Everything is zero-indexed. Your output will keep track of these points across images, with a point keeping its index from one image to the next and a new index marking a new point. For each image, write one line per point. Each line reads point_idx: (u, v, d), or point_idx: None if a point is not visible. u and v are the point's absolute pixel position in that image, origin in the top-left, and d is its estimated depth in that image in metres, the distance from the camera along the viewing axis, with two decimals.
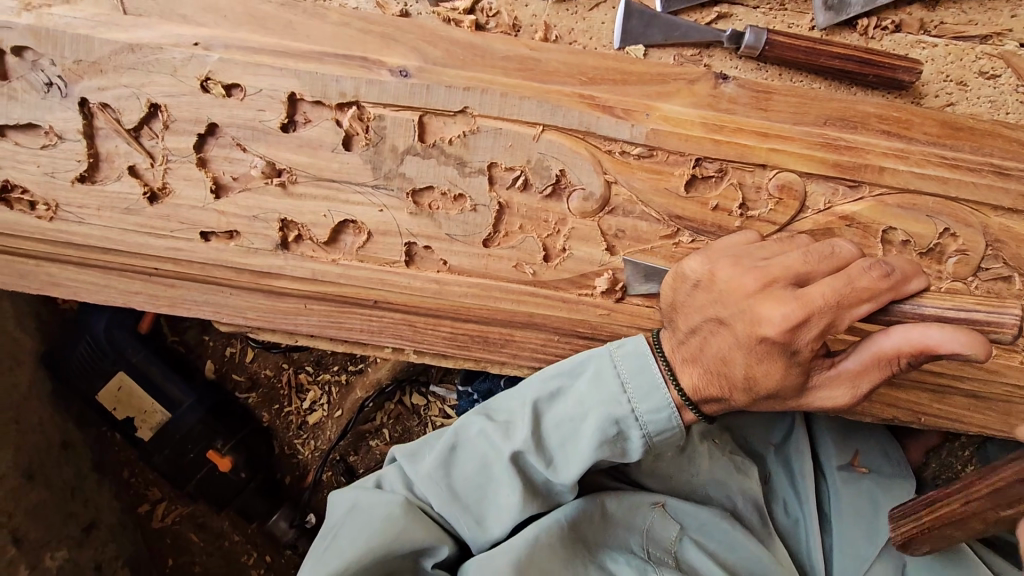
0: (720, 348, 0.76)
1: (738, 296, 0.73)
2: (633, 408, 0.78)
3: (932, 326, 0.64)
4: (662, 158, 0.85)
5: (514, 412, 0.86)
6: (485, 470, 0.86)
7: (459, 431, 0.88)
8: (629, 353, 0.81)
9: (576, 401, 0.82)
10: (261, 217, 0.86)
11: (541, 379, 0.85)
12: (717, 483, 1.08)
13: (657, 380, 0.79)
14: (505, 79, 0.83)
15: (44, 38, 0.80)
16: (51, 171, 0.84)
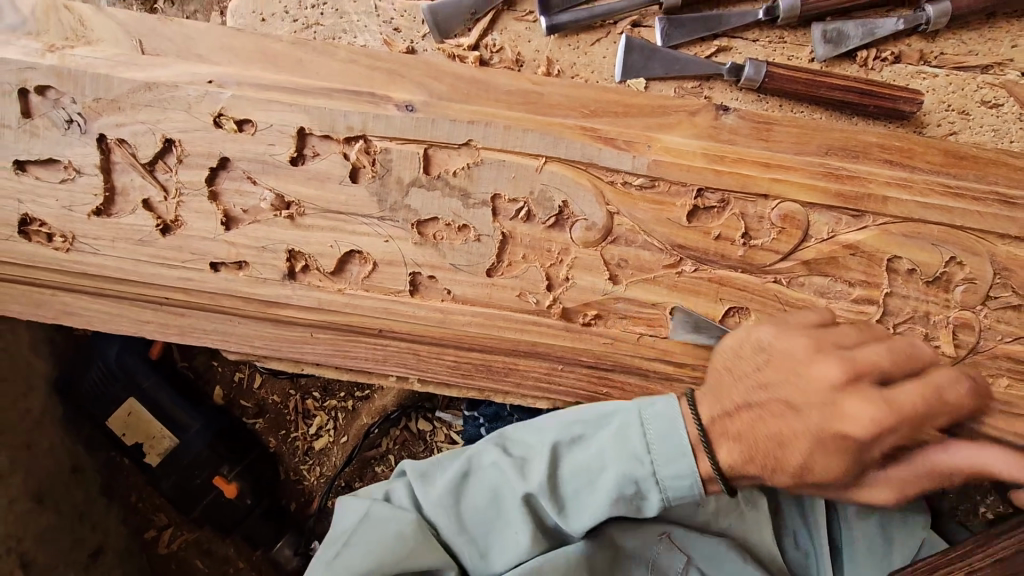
0: (774, 423, 0.75)
1: (793, 368, 0.75)
2: (654, 470, 0.76)
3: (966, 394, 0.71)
4: (663, 189, 0.86)
5: (533, 449, 0.84)
6: (497, 505, 0.84)
7: (475, 460, 0.86)
8: (661, 410, 0.78)
9: (597, 451, 0.80)
10: (269, 248, 0.87)
11: (565, 421, 0.83)
12: (725, 515, 1.05)
13: (685, 443, 0.76)
14: (508, 113, 0.85)
15: (67, 78, 0.83)
16: (69, 205, 0.87)
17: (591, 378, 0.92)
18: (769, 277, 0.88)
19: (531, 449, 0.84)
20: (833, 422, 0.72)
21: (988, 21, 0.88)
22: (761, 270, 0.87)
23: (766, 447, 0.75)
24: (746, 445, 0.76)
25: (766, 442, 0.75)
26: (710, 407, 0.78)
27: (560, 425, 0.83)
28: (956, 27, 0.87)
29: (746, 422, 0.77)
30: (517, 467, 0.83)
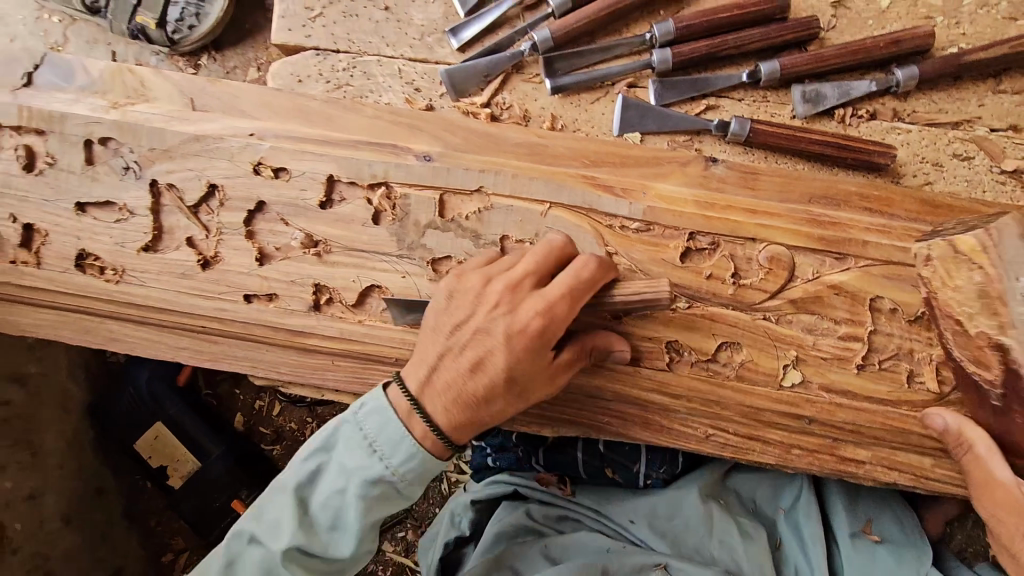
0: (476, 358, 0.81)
1: (487, 306, 0.81)
2: (387, 466, 0.84)
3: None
4: (658, 232, 0.93)
5: (315, 455, 0.87)
6: (341, 513, 0.86)
7: (305, 478, 0.87)
8: (372, 409, 0.85)
9: (339, 472, 0.86)
10: (298, 282, 0.96)
11: (346, 425, 0.86)
12: (721, 546, 1.14)
13: (403, 430, 0.83)
14: (516, 163, 0.94)
15: (128, 131, 0.94)
16: (121, 242, 0.97)
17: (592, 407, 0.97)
18: (759, 315, 0.94)
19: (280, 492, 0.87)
20: (524, 361, 0.80)
21: (956, 83, 0.96)
22: (751, 307, 0.93)
23: (477, 389, 0.81)
24: (471, 388, 0.81)
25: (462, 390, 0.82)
26: (415, 371, 0.84)
27: (295, 465, 0.87)
28: (926, 88, 0.96)
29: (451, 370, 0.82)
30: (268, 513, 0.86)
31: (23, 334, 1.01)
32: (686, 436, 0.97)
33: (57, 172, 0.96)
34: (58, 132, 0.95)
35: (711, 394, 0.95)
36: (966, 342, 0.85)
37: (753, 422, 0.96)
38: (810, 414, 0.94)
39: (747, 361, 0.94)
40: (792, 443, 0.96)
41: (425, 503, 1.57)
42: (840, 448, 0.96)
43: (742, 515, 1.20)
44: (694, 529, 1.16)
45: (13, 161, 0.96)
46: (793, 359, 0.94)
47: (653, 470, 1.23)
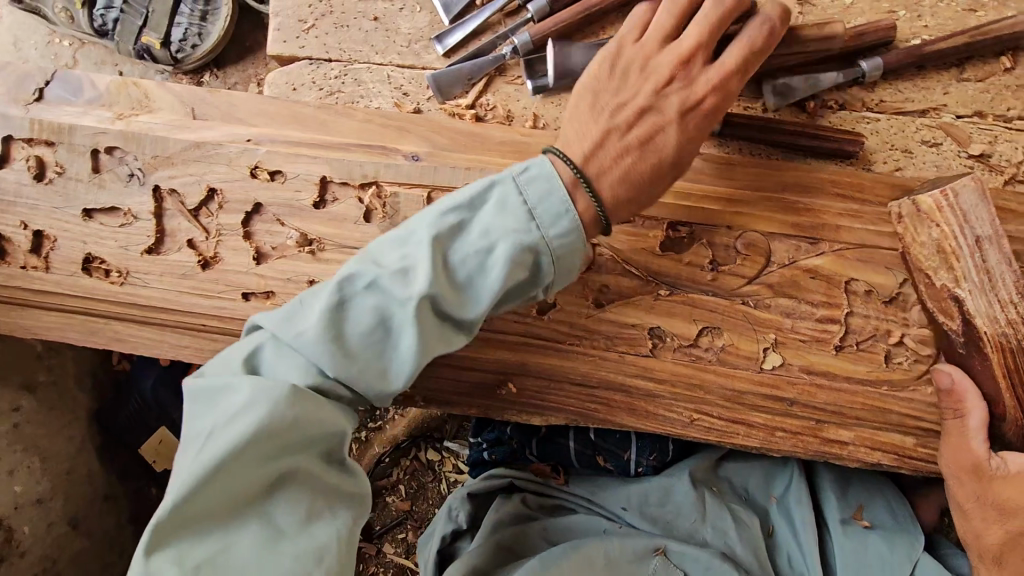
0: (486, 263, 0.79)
1: (659, 78, 0.87)
2: (542, 234, 0.79)
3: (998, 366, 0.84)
4: (637, 223, 0.97)
5: (408, 252, 0.78)
6: (382, 321, 0.77)
7: (344, 283, 0.77)
8: (537, 174, 0.81)
9: (481, 234, 0.78)
10: (293, 279, 1.00)
11: (438, 211, 0.79)
12: (713, 531, 1.16)
13: (563, 203, 0.80)
14: (500, 160, 0.98)
15: (132, 140, 1.00)
16: (126, 245, 1.01)
17: (579, 395, 0.99)
18: (738, 300, 0.97)
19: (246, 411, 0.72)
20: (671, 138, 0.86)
21: (920, 73, 1.00)
22: (730, 293, 0.96)
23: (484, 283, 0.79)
24: (641, 164, 0.85)
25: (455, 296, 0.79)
26: (580, 146, 0.85)
27: (399, 296, 0.76)
28: (892, 78, 1.00)
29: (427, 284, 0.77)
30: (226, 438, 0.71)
31: (31, 337, 1.05)
32: (672, 421, 0.98)
33: (66, 180, 1.01)
34: (67, 143, 1.01)
35: (695, 378, 0.97)
36: (932, 293, 0.90)
37: (737, 406, 0.98)
38: (792, 396, 0.96)
39: (728, 345, 0.97)
40: (775, 427, 0.98)
41: (424, 504, 1.58)
42: (824, 430, 0.97)
43: (734, 502, 1.22)
44: (687, 513, 1.19)
45: (24, 171, 1.01)
46: (771, 343, 0.96)
47: (642, 458, 1.24)
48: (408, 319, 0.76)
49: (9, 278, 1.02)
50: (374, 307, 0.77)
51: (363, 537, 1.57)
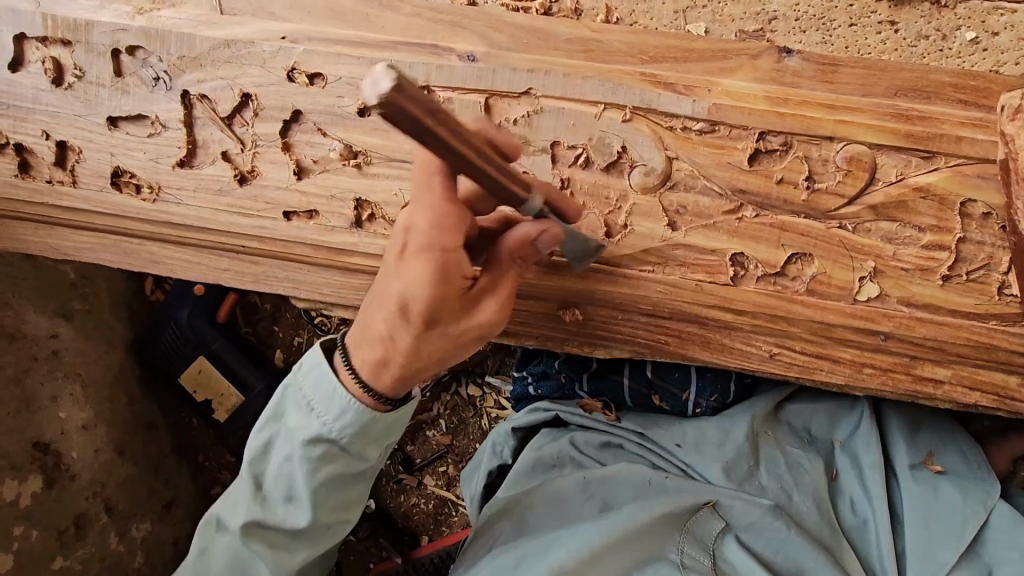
0: (372, 290, 0.76)
1: None
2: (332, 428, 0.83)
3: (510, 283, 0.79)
4: (723, 133, 0.85)
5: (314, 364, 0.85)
6: (334, 403, 0.82)
7: (314, 386, 0.84)
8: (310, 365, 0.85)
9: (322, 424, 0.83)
10: (337, 197, 0.92)
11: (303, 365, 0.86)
12: (769, 477, 1.10)
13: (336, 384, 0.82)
14: (567, 60, 0.86)
15: (154, 37, 0.89)
16: (155, 157, 0.93)
17: (647, 326, 0.92)
18: (834, 224, 0.86)
19: (336, 406, 0.82)
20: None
21: None
22: (825, 215, 0.86)
23: (378, 328, 0.76)
24: None
25: (370, 334, 0.78)
26: None
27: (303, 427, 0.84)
28: None
29: (362, 307, 0.79)
30: (316, 421, 0.84)
31: (65, 257, 0.99)
32: (750, 354, 0.91)
33: (87, 84, 0.91)
34: (86, 42, 0.90)
35: (779, 310, 0.88)
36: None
37: (823, 340, 0.90)
38: (888, 329, 0.88)
39: (819, 274, 0.87)
40: (864, 362, 0.90)
41: (465, 439, 1.57)
42: (917, 367, 0.89)
43: (795, 446, 1.15)
44: (746, 456, 1.10)
45: (41, 74, 0.91)
46: (870, 271, 0.86)
47: (703, 398, 1.17)
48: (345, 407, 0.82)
49: (36, 194, 0.95)
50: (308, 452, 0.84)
51: (404, 468, 1.59)
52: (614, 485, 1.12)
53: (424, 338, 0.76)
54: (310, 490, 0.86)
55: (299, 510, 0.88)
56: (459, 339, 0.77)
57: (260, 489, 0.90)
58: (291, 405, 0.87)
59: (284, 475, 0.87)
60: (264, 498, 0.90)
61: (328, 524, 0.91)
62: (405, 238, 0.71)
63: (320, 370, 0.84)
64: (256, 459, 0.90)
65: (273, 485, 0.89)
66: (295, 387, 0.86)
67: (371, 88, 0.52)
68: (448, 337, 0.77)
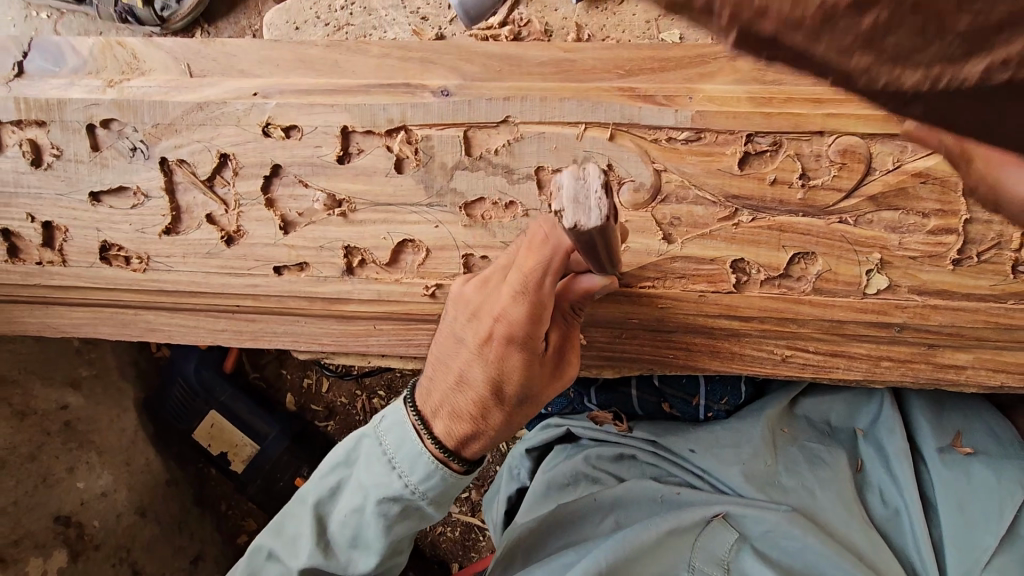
0: (458, 375, 0.85)
1: None
2: (407, 489, 0.92)
3: (572, 357, 0.87)
4: (710, 140, 0.83)
5: (394, 428, 0.94)
6: (408, 470, 0.92)
7: (390, 449, 0.93)
8: (391, 423, 0.94)
9: (400, 490, 0.93)
10: (326, 247, 0.90)
11: (384, 425, 0.95)
12: (789, 476, 1.09)
13: (415, 450, 0.91)
14: (543, 84, 0.85)
15: (127, 108, 0.88)
16: (141, 227, 0.92)
17: (653, 341, 0.91)
18: (834, 218, 0.83)
19: (415, 470, 0.91)
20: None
21: None
22: (824, 211, 0.83)
23: (470, 407, 0.86)
24: None
25: (456, 410, 0.88)
26: None
27: (382, 487, 0.93)
28: None
29: (445, 386, 0.88)
30: (393, 482, 0.93)
31: (64, 334, 0.99)
32: (761, 360, 0.90)
33: (66, 162, 0.91)
34: (59, 121, 0.90)
35: (787, 312, 0.86)
36: None
37: (835, 337, 0.87)
38: (901, 320, 0.85)
39: (824, 271, 0.84)
40: (881, 355, 0.88)
41: (486, 463, 1.56)
42: (936, 354, 0.87)
43: (814, 440, 1.14)
44: (761, 456, 1.10)
45: (20, 157, 0.91)
46: (876, 263, 0.84)
47: (714, 402, 1.16)
48: (418, 475, 0.91)
49: (27, 276, 0.95)
50: (385, 511, 0.95)
51: None
52: (629, 504, 1.12)
53: (514, 411, 0.85)
54: (380, 541, 0.98)
55: (363, 553, 1.00)
56: (543, 400, 0.87)
57: (324, 530, 1.01)
58: (366, 460, 0.96)
59: (353, 524, 0.98)
60: (328, 538, 1.01)
61: (388, 562, 1.04)
62: (493, 329, 0.80)
63: (401, 431, 0.93)
64: (329, 500, 1.02)
65: (338, 530, 1.00)
66: (376, 440, 0.95)
67: (577, 222, 0.51)
68: (532, 406, 0.86)
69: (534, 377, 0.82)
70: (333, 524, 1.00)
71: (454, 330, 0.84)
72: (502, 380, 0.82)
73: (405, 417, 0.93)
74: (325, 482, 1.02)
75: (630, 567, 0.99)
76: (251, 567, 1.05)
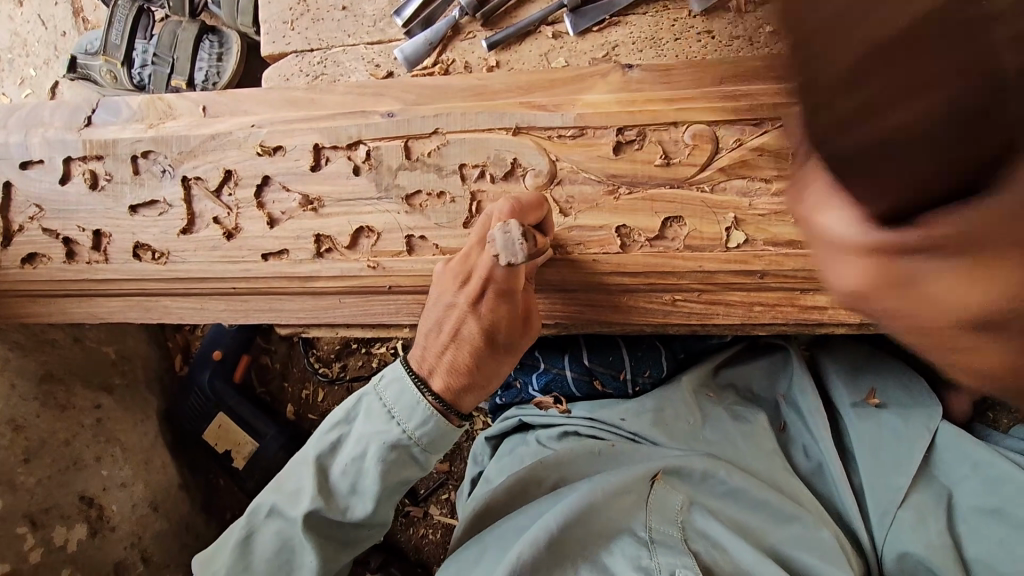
0: (451, 333, 1.02)
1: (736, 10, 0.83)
2: (407, 434, 1.03)
3: (533, 318, 1.05)
4: (591, 134, 1.07)
5: (394, 383, 1.06)
6: (411, 415, 1.03)
7: (391, 399, 1.05)
8: (392, 381, 1.06)
9: (403, 435, 1.03)
10: (302, 236, 1.15)
11: (386, 382, 1.06)
12: (713, 433, 1.20)
13: (417, 399, 1.03)
14: (462, 104, 1.11)
15: (162, 142, 1.19)
16: (165, 230, 1.20)
17: (561, 299, 1.10)
18: (695, 188, 1.04)
19: (416, 416, 1.03)
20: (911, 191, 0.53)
21: None
22: (687, 182, 1.04)
23: (465, 358, 1.02)
24: None
25: (456, 364, 1.03)
26: None
27: (386, 432, 1.03)
28: None
29: (438, 343, 1.04)
30: (396, 428, 1.03)
31: (101, 320, 1.25)
32: (654, 311, 1.07)
33: (114, 184, 1.21)
34: (113, 154, 1.21)
35: (666, 266, 1.04)
36: None
37: (711, 286, 1.04)
38: (762, 268, 1.01)
39: (691, 231, 1.03)
40: (753, 300, 1.04)
41: (462, 465, 1.68)
42: (801, 297, 1.02)
43: (737, 404, 1.27)
44: (684, 416, 1.21)
45: (83, 183, 1.22)
46: (732, 221, 1.02)
47: (639, 375, 1.30)
48: (422, 420, 1.03)
49: (79, 272, 1.23)
50: (387, 457, 1.04)
51: (410, 501, 1.69)
52: (570, 462, 1.18)
53: (500, 360, 1.04)
54: (378, 488, 1.05)
55: (360, 503, 1.06)
56: (519, 349, 1.05)
57: (323, 482, 1.07)
58: (368, 412, 1.06)
59: (354, 470, 1.06)
60: (327, 489, 1.06)
61: (378, 516, 1.10)
62: (483, 287, 0.98)
63: (401, 385, 1.04)
64: (330, 454, 1.08)
65: (340, 478, 1.06)
66: (377, 396, 1.06)
67: None
68: (510, 353, 1.04)
69: (507, 329, 1.01)
70: (335, 472, 1.07)
71: (449, 293, 1.01)
72: (490, 330, 1.00)
73: (406, 376, 1.05)
74: (326, 438, 1.09)
75: (578, 533, 0.99)
76: (251, 525, 1.08)
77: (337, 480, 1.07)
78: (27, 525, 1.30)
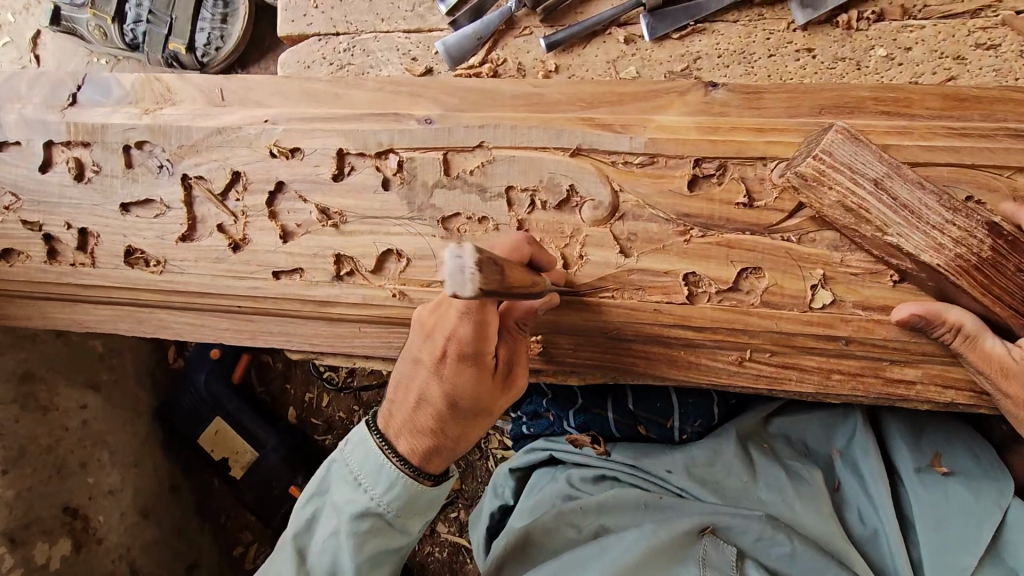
0: (416, 394, 0.87)
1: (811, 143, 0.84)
2: (379, 500, 0.91)
3: (520, 374, 0.89)
4: (662, 163, 0.91)
5: (358, 444, 0.93)
6: (380, 478, 0.90)
7: (357, 463, 0.92)
8: (356, 442, 0.93)
9: (374, 500, 0.91)
10: (320, 254, 1.01)
11: (351, 443, 0.94)
12: (768, 490, 1.09)
13: (382, 460, 0.90)
14: (513, 114, 0.94)
15: (158, 132, 1.02)
16: (162, 234, 1.05)
17: (613, 348, 0.97)
18: (778, 236, 0.90)
19: (384, 480, 0.90)
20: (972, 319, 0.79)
21: None
22: (769, 229, 0.90)
23: (429, 421, 0.87)
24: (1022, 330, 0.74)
25: (418, 427, 0.89)
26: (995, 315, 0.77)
27: (357, 500, 0.91)
28: None
29: (404, 403, 0.90)
30: (367, 495, 0.91)
31: (87, 329, 1.11)
32: (717, 371, 0.95)
33: (103, 177, 1.05)
34: (101, 142, 1.04)
35: (738, 323, 0.91)
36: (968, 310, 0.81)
37: (786, 349, 0.92)
38: (847, 334, 0.89)
39: (771, 285, 0.91)
40: (831, 368, 0.92)
41: (474, 483, 1.59)
42: (886, 368, 0.90)
43: (792, 458, 1.16)
44: (734, 472, 1.12)
45: (66, 172, 1.06)
46: (819, 279, 0.89)
47: (687, 425, 1.18)
48: (393, 484, 0.90)
49: (61, 275, 1.08)
50: (365, 525, 0.92)
51: None
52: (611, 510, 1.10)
53: (470, 425, 0.88)
54: (357, 566, 0.92)
55: None
56: (499, 412, 0.88)
57: (300, 565, 0.95)
58: (338, 480, 0.94)
59: (330, 549, 0.93)
60: (305, 571, 0.95)
61: None
62: (447, 348, 0.82)
63: (367, 448, 0.92)
64: (306, 532, 0.96)
65: (317, 559, 0.94)
66: (343, 462, 0.93)
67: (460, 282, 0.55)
68: (480, 421, 0.88)
69: (472, 398, 0.84)
70: (310, 554, 0.95)
71: (412, 350, 0.87)
72: (453, 397, 0.84)
73: (370, 438, 0.92)
74: (301, 513, 0.96)
75: None
76: None
77: (313, 564, 0.95)
78: (6, 543, 1.20)
